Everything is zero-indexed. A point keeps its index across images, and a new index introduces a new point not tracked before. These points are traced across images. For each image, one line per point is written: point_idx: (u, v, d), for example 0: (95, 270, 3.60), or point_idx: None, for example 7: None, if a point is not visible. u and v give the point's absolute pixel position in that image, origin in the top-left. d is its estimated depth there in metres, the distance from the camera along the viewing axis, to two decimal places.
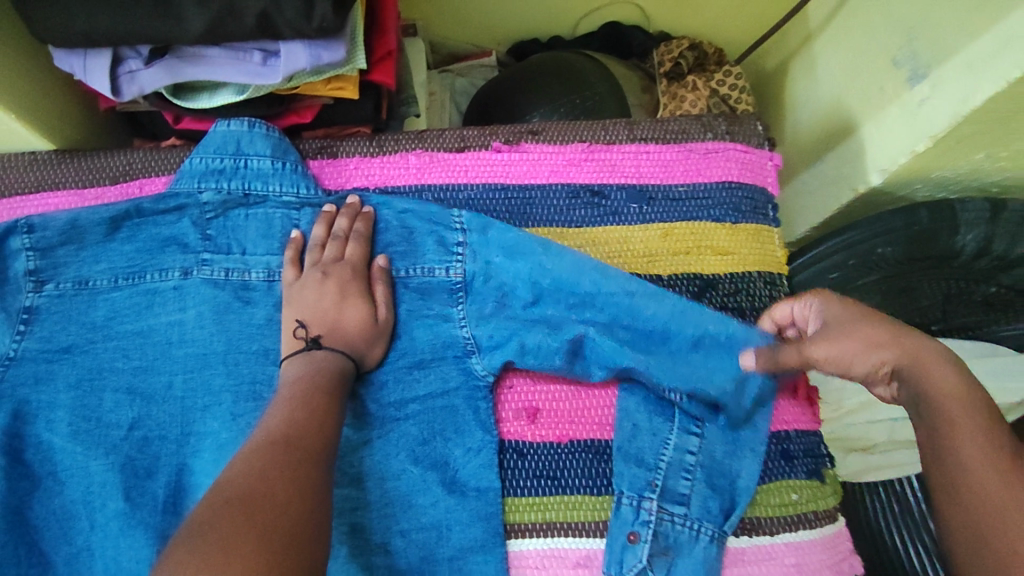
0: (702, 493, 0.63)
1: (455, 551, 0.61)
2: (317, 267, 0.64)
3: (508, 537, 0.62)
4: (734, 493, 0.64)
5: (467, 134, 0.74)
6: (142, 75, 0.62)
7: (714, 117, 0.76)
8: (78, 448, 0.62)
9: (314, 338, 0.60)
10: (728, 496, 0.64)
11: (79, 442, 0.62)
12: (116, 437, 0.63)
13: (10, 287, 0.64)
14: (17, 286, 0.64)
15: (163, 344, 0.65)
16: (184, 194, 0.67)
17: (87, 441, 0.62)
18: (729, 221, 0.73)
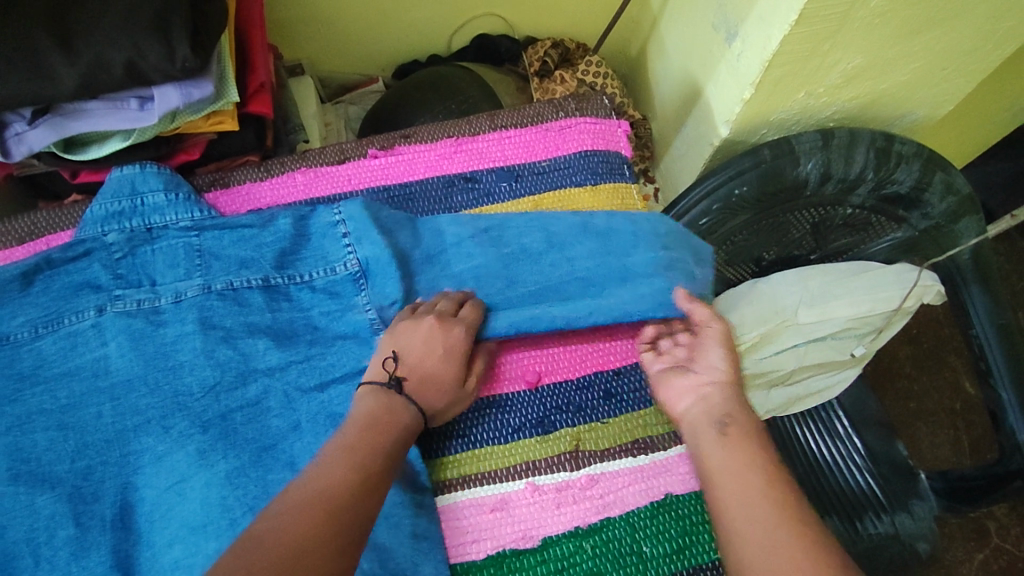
0: (613, 429, 0.71)
1: (389, 510, 0.63)
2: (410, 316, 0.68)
3: (437, 494, 0.67)
4: (641, 430, 0.71)
5: (346, 146, 0.82)
6: (29, 136, 0.68)
7: (565, 98, 0.86)
8: (21, 487, 0.66)
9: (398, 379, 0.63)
10: (638, 432, 0.71)
11: (19, 483, 0.66)
12: (61, 470, 0.67)
13: None
14: None
15: (90, 378, 0.70)
16: (89, 240, 0.74)
17: (29, 481, 0.66)
18: (589, 184, 0.82)
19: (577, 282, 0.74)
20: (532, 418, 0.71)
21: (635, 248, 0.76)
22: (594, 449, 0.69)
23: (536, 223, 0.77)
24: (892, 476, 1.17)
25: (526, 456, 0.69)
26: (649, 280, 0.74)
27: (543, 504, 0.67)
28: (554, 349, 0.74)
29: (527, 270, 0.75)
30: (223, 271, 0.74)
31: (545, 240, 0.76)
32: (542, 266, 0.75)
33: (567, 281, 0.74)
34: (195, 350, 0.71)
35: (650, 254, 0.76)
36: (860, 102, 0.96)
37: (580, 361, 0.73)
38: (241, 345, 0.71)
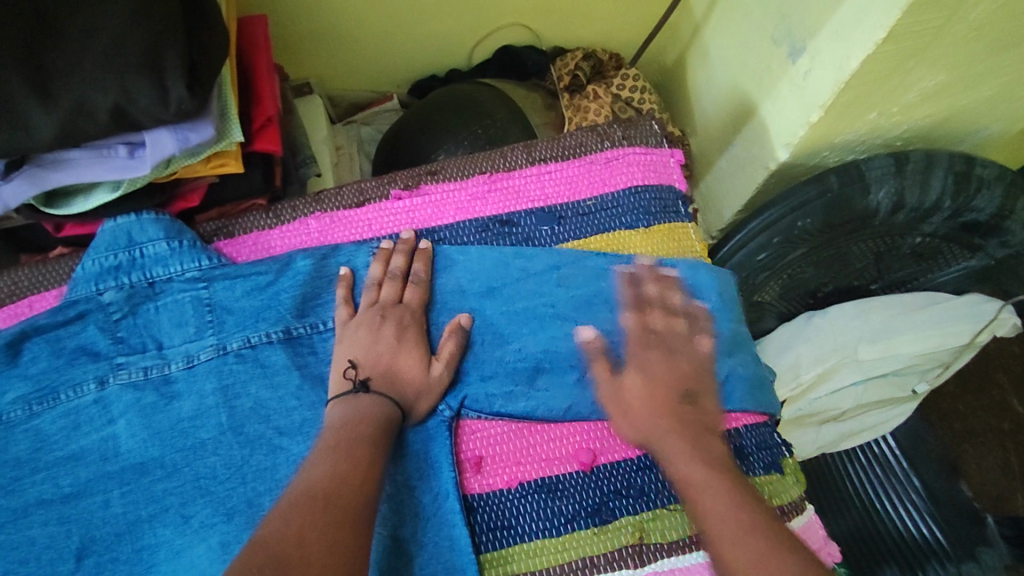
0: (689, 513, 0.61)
1: None
2: (374, 308, 0.63)
3: None
4: None
5: (364, 186, 0.72)
6: (2, 191, 0.59)
7: (609, 125, 0.76)
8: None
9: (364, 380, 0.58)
10: None
11: None
12: (66, 572, 0.59)
13: None
14: None
15: (97, 462, 0.62)
16: (83, 301, 0.65)
17: None
18: (642, 226, 0.72)
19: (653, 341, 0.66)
20: (588, 505, 0.61)
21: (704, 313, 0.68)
22: (663, 544, 0.60)
23: (606, 265, 0.69)
24: (956, 518, 1.07)
25: (582, 551, 0.59)
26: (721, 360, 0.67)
27: None
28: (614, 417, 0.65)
29: (598, 316, 0.67)
30: (243, 323, 0.66)
31: (621, 286, 0.68)
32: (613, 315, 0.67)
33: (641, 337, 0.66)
34: (219, 426, 0.63)
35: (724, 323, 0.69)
36: (934, 119, 0.86)
37: None
38: (272, 419, 0.63)
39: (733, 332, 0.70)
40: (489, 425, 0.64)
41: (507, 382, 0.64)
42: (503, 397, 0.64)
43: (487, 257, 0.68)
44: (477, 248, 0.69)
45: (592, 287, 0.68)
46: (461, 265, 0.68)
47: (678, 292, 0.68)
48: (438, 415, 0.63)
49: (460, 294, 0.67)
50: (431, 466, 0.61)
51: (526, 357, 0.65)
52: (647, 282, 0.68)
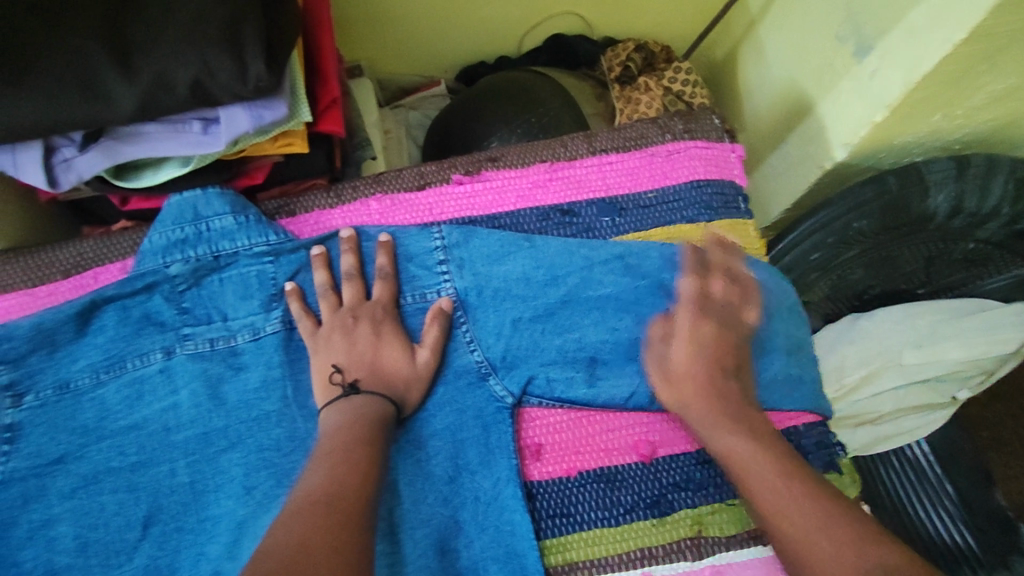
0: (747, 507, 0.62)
1: None
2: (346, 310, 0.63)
3: None
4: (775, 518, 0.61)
5: (426, 170, 0.72)
6: (79, 162, 0.60)
7: (671, 117, 0.75)
8: (93, 560, 0.59)
9: (352, 382, 0.59)
10: None
11: (89, 555, 0.59)
12: (132, 539, 0.60)
13: None
14: None
15: (160, 433, 0.63)
16: (150, 273, 0.66)
17: (99, 552, 0.59)
18: (703, 220, 0.72)
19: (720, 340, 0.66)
20: (647, 496, 0.62)
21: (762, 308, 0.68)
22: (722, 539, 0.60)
23: (672, 257, 0.68)
24: (989, 527, 1.03)
25: (640, 542, 0.60)
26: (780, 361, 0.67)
27: None
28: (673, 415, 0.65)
29: (661, 312, 0.66)
30: (307, 297, 0.67)
31: (687, 281, 0.67)
32: (676, 311, 0.66)
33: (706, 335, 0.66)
34: (283, 399, 0.64)
35: (785, 326, 0.69)
36: (995, 123, 0.84)
37: None
38: None
39: (793, 334, 0.69)
40: (549, 413, 0.64)
41: (568, 372, 0.64)
42: (565, 383, 0.64)
43: (553, 247, 0.68)
44: (543, 238, 0.68)
45: (659, 282, 0.67)
46: (525, 254, 0.67)
47: (740, 288, 0.68)
48: (499, 401, 0.64)
49: (523, 280, 0.67)
50: (491, 451, 0.62)
51: (587, 347, 0.65)
52: (711, 280, 0.68)
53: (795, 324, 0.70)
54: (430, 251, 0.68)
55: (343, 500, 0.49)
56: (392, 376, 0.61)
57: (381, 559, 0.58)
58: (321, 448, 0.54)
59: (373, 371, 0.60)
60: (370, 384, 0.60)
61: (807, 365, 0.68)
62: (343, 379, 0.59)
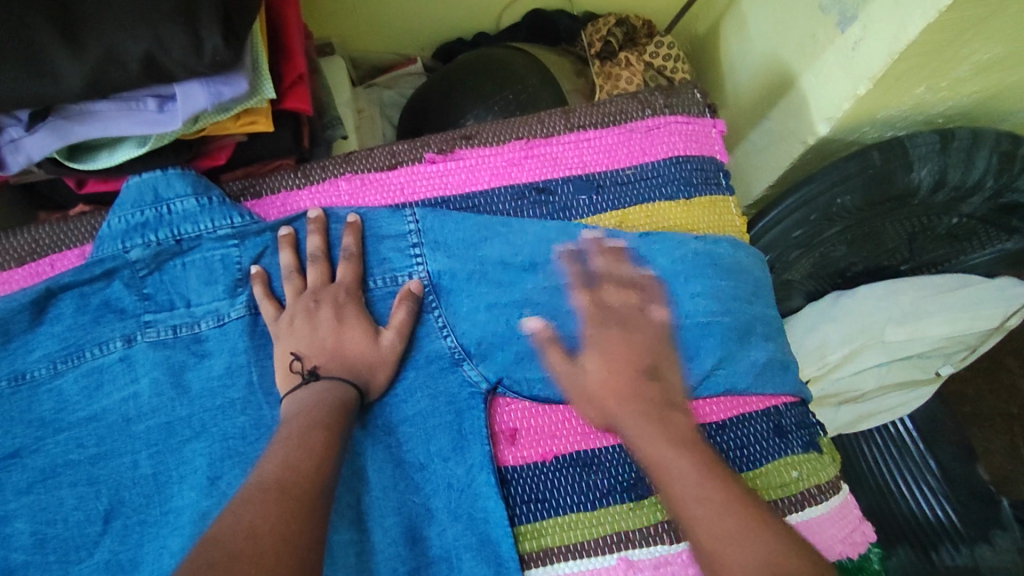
0: None
1: None
2: (309, 294, 0.61)
3: (526, 567, 0.57)
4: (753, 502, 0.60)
5: (397, 149, 0.70)
6: (27, 143, 0.58)
7: (651, 92, 0.73)
8: (52, 556, 0.57)
9: (310, 370, 0.57)
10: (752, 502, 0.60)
11: (49, 550, 0.57)
12: (94, 533, 0.58)
13: None
14: None
15: (120, 422, 0.60)
16: (109, 258, 0.63)
17: (60, 548, 0.57)
18: (683, 197, 0.69)
19: (701, 326, 0.63)
20: (624, 480, 0.60)
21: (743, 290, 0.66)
22: None
23: (652, 242, 0.66)
24: (971, 502, 1.02)
25: (617, 527, 0.58)
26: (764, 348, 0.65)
27: None
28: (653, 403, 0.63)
29: (641, 297, 0.64)
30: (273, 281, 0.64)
31: (669, 267, 0.65)
32: (658, 298, 0.64)
33: (689, 322, 0.63)
34: (249, 386, 0.61)
35: (767, 312, 0.67)
36: (980, 96, 0.83)
37: (683, 408, 0.62)
38: None
39: (776, 319, 0.68)
40: (526, 398, 0.63)
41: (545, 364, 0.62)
42: (541, 374, 0.62)
43: (529, 229, 0.66)
44: (519, 219, 0.66)
45: (639, 267, 0.65)
46: (500, 236, 0.65)
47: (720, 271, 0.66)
48: (473, 386, 0.62)
49: (498, 263, 0.65)
50: (465, 437, 0.60)
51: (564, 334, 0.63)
52: (693, 262, 0.65)
53: (774, 308, 0.69)
54: (402, 234, 0.66)
55: (300, 490, 0.47)
56: (361, 360, 0.59)
57: (348, 548, 0.56)
58: (286, 436, 0.52)
59: (339, 357, 0.58)
60: (338, 370, 0.58)
61: (790, 350, 0.67)
62: (302, 367, 0.57)
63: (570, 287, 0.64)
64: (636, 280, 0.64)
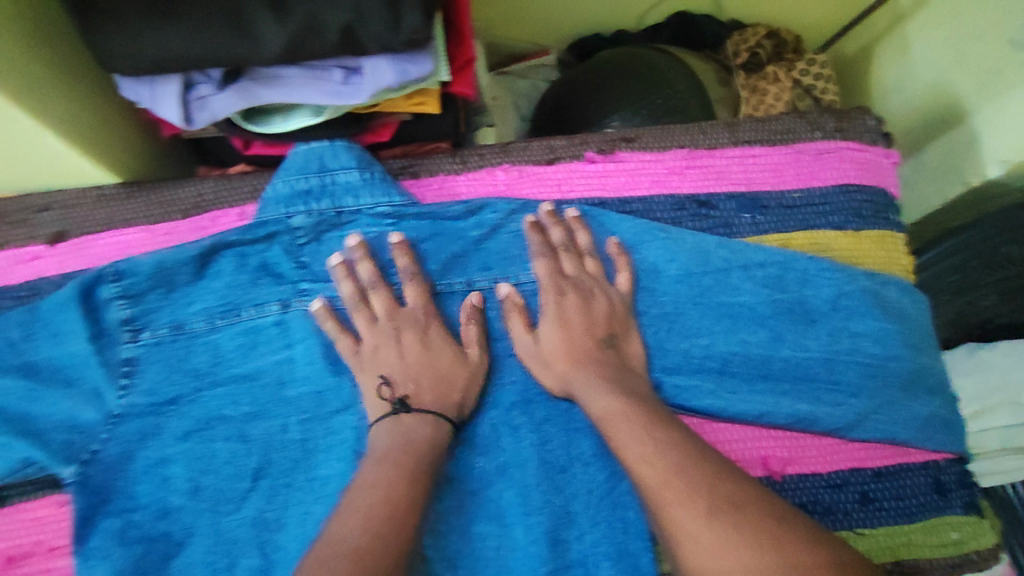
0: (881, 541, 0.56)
1: None
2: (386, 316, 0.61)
3: None
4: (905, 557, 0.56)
5: (557, 144, 0.69)
6: (213, 101, 0.59)
7: (821, 115, 0.69)
8: (205, 504, 0.60)
9: (399, 399, 0.58)
10: (902, 558, 0.56)
11: (201, 499, 0.60)
12: (242, 489, 0.61)
13: (105, 338, 0.61)
14: (113, 337, 0.62)
15: (274, 385, 0.63)
16: (273, 222, 0.65)
17: (212, 497, 0.60)
18: (851, 228, 0.66)
19: (865, 369, 0.60)
20: None
21: (902, 332, 0.62)
22: None
23: (819, 271, 0.63)
24: None
25: None
26: (929, 401, 0.61)
27: None
28: (812, 437, 0.59)
29: (797, 328, 0.61)
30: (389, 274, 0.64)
31: (832, 299, 0.62)
32: (817, 333, 0.61)
33: (848, 365, 0.60)
34: None
35: (931, 362, 0.63)
36: None
37: (835, 446, 0.59)
38: None
39: (940, 370, 0.64)
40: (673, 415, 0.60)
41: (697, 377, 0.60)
42: (691, 390, 0.59)
43: (687, 239, 0.64)
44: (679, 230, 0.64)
45: (802, 294, 0.62)
46: (657, 242, 0.64)
47: (893, 316, 0.62)
48: None
49: (654, 269, 0.63)
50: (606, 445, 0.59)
51: (715, 355, 0.61)
52: (859, 300, 0.62)
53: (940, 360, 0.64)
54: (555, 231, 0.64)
55: None
56: None
57: (488, 540, 0.57)
58: None
59: None
60: None
61: (955, 410, 0.62)
62: (391, 396, 0.58)
63: (726, 306, 0.62)
64: (793, 309, 0.62)
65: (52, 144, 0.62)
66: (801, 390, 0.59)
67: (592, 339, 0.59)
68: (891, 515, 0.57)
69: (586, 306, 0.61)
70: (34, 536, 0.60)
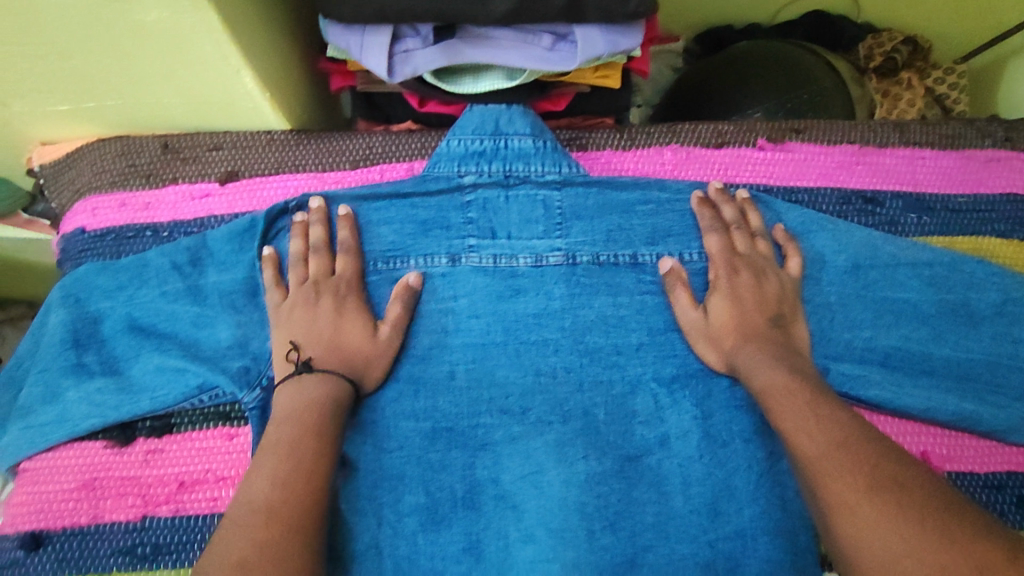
0: None
1: (761, 564, 0.58)
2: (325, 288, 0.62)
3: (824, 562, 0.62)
4: None
5: (726, 130, 0.70)
6: (417, 55, 0.59)
7: (989, 122, 0.70)
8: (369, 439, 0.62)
9: (305, 361, 0.58)
10: None
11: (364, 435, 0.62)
12: (406, 429, 0.62)
13: (279, 267, 0.67)
14: (285, 266, 0.67)
15: (438, 334, 0.64)
16: (447, 177, 0.67)
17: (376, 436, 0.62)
18: (1017, 237, 0.66)
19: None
20: None
21: None
22: None
23: (986, 276, 0.64)
24: None
25: None
26: None
27: None
28: (973, 439, 0.61)
29: (961, 329, 0.63)
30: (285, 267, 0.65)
31: (997, 304, 0.63)
32: (981, 336, 0.62)
33: (1010, 369, 0.62)
34: (563, 330, 0.64)
35: None
36: None
37: (993, 449, 0.61)
38: (615, 336, 0.64)
39: None
40: None
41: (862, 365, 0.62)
42: (859, 381, 0.61)
43: (854, 233, 0.65)
44: (844, 223, 0.66)
45: (967, 297, 0.63)
46: (828, 229, 0.65)
47: None
48: None
49: (820, 258, 0.65)
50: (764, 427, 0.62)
51: (878, 349, 0.62)
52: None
53: None
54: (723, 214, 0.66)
55: None
56: None
57: (649, 506, 0.60)
58: None
59: None
60: None
61: None
62: (297, 357, 0.59)
63: (891, 303, 0.63)
64: (957, 309, 0.63)
65: (248, 86, 0.64)
66: (964, 391, 0.61)
67: (761, 318, 0.61)
68: None
69: (758, 284, 0.62)
70: (204, 464, 0.63)
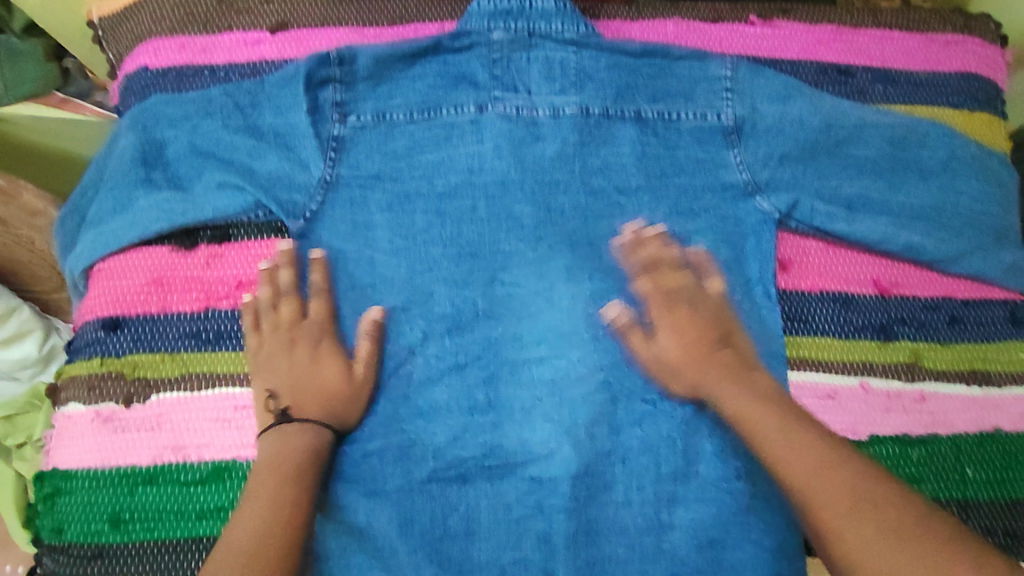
0: (958, 352, 0.75)
1: None
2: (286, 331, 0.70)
3: (790, 367, 0.72)
4: (976, 367, 0.75)
5: (722, 7, 0.80)
6: None
7: (953, 12, 0.80)
8: (404, 262, 0.72)
9: (283, 411, 0.67)
10: (971, 366, 0.75)
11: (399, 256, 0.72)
12: (437, 254, 0.72)
13: (320, 115, 0.72)
14: (326, 115, 0.72)
15: (465, 172, 0.73)
16: (476, 33, 0.74)
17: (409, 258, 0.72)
18: (966, 108, 0.77)
19: (964, 220, 0.73)
20: (876, 323, 0.74)
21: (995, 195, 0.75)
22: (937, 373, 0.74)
23: (939, 136, 0.74)
24: None
25: (864, 357, 0.73)
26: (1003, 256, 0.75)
27: (889, 409, 0.72)
28: (916, 269, 0.76)
29: (911, 178, 0.73)
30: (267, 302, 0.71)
31: (945, 160, 0.74)
32: (928, 186, 0.73)
33: (949, 215, 0.73)
34: (573, 172, 0.74)
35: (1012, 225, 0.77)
36: None
37: (930, 279, 0.76)
38: (616, 179, 0.74)
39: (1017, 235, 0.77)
40: (803, 239, 0.76)
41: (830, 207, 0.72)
42: (826, 216, 0.72)
43: (826, 101, 0.74)
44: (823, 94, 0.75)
45: (920, 159, 0.73)
46: (805, 98, 0.73)
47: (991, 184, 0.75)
48: (765, 215, 0.73)
49: (797, 124, 0.73)
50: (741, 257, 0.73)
51: (841, 197, 0.73)
52: (965, 166, 0.74)
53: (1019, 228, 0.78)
54: (718, 78, 0.74)
55: None
56: None
57: None
58: None
59: None
60: None
61: None
62: (275, 407, 0.67)
63: (858, 162, 0.73)
64: (911, 164, 0.73)
65: None
66: (911, 230, 0.72)
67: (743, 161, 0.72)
68: (967, 333, 0.76)
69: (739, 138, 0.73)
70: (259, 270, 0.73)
